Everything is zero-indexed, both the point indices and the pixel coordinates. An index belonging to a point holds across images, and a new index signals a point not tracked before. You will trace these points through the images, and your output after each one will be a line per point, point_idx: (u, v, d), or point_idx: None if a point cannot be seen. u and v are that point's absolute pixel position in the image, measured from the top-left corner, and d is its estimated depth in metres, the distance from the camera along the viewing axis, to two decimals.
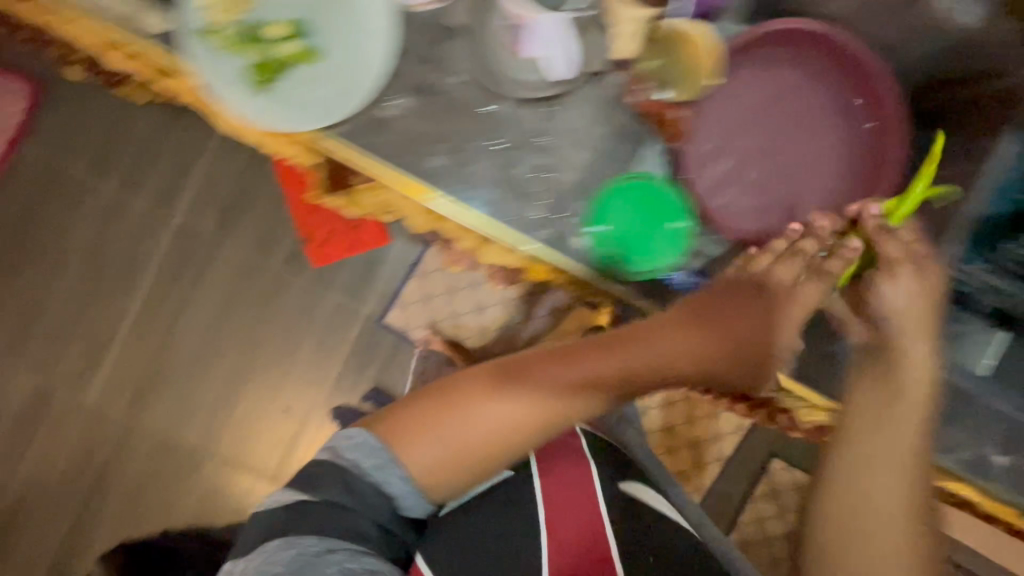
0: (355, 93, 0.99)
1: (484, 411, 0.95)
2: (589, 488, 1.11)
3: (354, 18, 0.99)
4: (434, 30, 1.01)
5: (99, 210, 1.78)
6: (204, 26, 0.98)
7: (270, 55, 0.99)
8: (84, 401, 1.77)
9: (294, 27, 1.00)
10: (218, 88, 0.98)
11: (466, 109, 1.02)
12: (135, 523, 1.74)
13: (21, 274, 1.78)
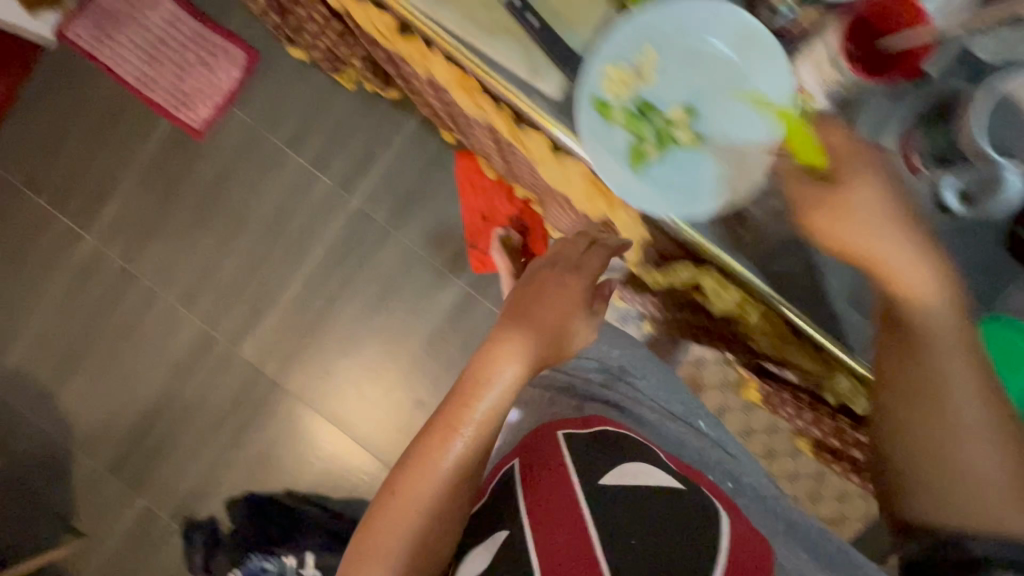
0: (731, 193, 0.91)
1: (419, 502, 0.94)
2: (567, 481, 0.98)
3: (757, 112, 0.88)
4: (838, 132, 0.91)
5: (287, 181, 1.98)
6: (600, 95, 0.90)
7: (659, 136, 0.91)
8: (243, 353, 2.06)
9: (687, 112, 0.92)
10: (596, 161, 0.91)
11: None
12: (265, 477, 2.08)
13: (207, 225, 2.01)
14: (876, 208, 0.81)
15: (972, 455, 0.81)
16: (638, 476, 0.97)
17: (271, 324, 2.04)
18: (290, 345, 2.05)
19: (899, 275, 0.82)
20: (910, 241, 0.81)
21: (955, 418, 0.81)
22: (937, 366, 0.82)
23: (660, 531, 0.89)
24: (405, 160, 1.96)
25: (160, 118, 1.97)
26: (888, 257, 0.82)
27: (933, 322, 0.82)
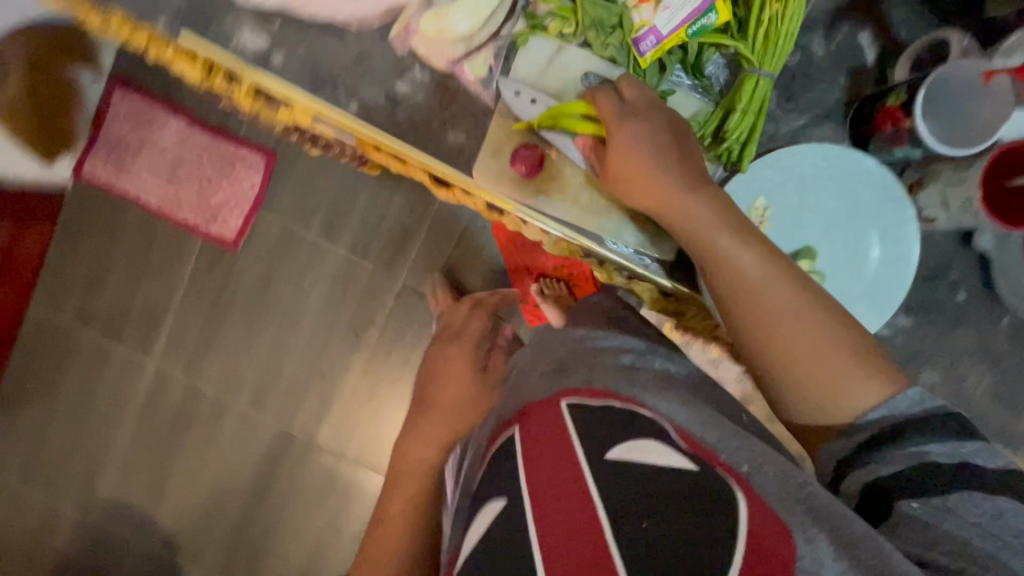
0: None
1: (401, 489, 0.94)
2: (570, 453, 0.58)
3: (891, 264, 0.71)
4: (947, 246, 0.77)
5: (331, 274, 1.93)
6: None
7: None
8: (317, 439, 1.99)
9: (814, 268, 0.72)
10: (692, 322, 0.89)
11: (963, 322, 0.77)
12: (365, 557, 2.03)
13: (258, 331, 1.95)
14: (662, 169, 0.64)
15: (833, 379, 0.60)
16: (650, 455, 0.57)
17: (328, 417, 1.98)
18: (358, 424, 1.98)
19: (733, 261, 0.63)
20: (714, 211, 0.64)
21: (810, 354, 0.61)
22: (790, 327, 0.61)
23: (676, 503, 0.53)
24: (437, 238, 1.91)
25: (192, 237, 1.91)
26: (719, 245, 0.63)
27: (777, 298, 0.62)
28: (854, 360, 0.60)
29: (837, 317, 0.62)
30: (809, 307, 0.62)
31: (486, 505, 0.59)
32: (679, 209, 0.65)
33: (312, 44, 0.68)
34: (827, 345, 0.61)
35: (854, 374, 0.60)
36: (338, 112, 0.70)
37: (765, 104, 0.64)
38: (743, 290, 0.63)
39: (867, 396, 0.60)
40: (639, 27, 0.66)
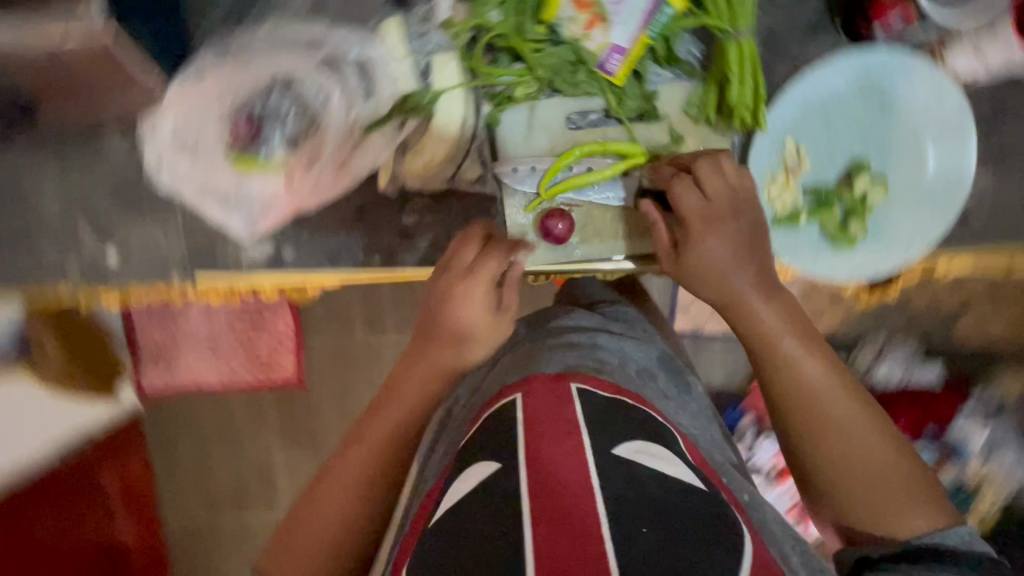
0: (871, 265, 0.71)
1: (335, 474, 0.59)
2: (574, 453, 0.46)
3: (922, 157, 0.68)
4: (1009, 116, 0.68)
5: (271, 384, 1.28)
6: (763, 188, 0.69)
7: (845, 214, 0.69)
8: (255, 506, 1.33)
9: (858, 184, 0.68)
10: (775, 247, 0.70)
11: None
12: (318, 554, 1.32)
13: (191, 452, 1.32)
14: (715, 259, 0.57)
15: (884, 489, 0.53)
16: (658, 460, 0.48)
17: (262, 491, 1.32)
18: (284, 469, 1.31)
19: (793, 364, 0.56)
20: (778, 317, 0.57)
21: (870, 462, 0.54)
22: (858, 436, 0.54)
23: (687, 523, 0.43)
24: None
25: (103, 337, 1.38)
26: (783, 348, 0.56)
27: (839, 410, 0.55)
28: (914, 487, 0.54)
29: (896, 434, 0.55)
30: (874, 421, 0.55)
31: (473, 466, 0.49)
32: (736, 300, 0.57)
33: (303, 224, 0.71)
34: (886, 464, 0.54)
35: (903, 503, 0.53)
36: (361, 270, 0.72)
37: (754, 62, 0.61)
38: (803, 389, 0.55)
39: (913, 524, 0.53)
40: (600, 51, 0.63)
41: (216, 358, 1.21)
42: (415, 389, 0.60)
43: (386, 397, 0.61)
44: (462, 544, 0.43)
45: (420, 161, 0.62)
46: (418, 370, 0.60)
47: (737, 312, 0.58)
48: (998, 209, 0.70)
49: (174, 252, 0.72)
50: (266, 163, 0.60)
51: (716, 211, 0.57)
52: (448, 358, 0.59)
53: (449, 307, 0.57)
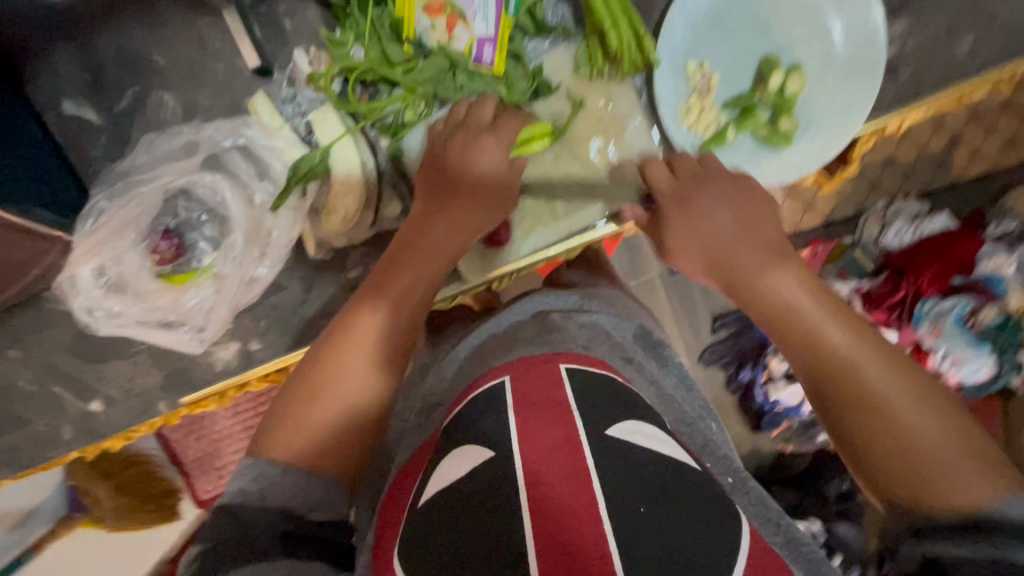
0: (814, 151, 0.67)
1: (348, 340, 0.51)
2: (570, 436, 0.44)
3: (820, 31, 0.65)
4: None
5: None
6: (681, 115, 0.66)
7: (773, 108, 0.67)
8: None
9: (775, 74, 0.65)
10: None
11: (956, 49, 0.67)
12: None
13: None
14: (716, 231, 0.52)
15: (935, 464, 0.38)
16: (653, 441, 0.46)
17: None
18: None
19: (817, 336, 0.45)
20: (797, 282, 0.48)
21: (920, 436, 0.39)
22: (907, 410, 0.40)
23: (699, 497, 0.43)
24: None
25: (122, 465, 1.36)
26: (800, 311, 0.47)
27: (880, 380, 0.42)
28: (980, 462, 0.38)
29: (952, 407, 0.40)
30: (925, 389, 0.41)
31: (456, 451, 0.46)
32: (745, 283, 0.50)
33: (259, 313, 0.71)
34: (936, 442, 0.39)
35: (979, 482, 0.37)
36: None
37: (622, 2, 0.59)
38: (831, 362, 0.43)
39: (973, 497, 0.36)
40: (469, 48, 0.61)
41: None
42: (444, 236, 0.56)
43: (408, 241, 0.55)
44: (441, 528, 0.41)
45: (336, 220, 0.60)
46: (454, 202, 0.57)
47: (744, 291, 0.50)
48: (928, 51, 0.67)
49: (150, 383, 0.73)
50: (198, 271, 0.60)
51: (704, 175, 0.55)
52: (485, 198, 0.58)
53: (461, 154, 0.57)
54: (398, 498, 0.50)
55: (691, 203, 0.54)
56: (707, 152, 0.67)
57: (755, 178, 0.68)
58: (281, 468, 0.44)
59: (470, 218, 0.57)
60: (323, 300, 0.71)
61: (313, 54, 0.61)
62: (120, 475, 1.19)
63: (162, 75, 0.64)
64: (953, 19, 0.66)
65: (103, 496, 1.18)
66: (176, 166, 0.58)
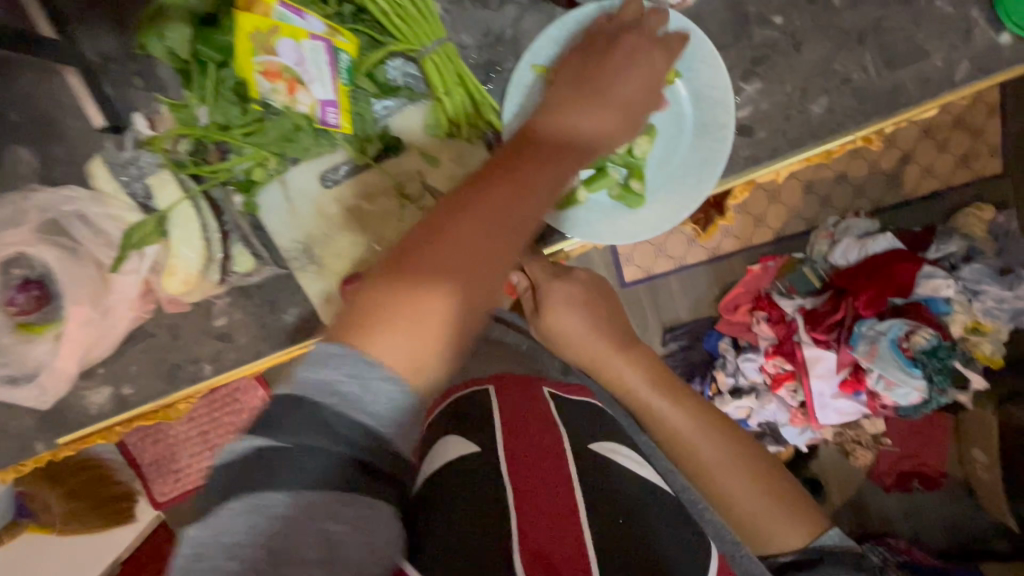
0: (674, 207, 0.67)
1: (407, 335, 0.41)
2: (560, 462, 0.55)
3: (669, 92, 0.66)
4: (748, 33, 0.66)
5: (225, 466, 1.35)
6: None
7: (623, 166, 0.67)
8: None
9: (626, 131, 0.66)
10: (578, 229, 0.69)
11: (805, 109, 0.68)
12: None
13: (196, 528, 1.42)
14: (580, 335, 0.68)
15: (755, 514, 0.64)
16: (627, 458, 0.60)
17: None
18: None
19: (660, 414, 0.67)
20: (639, 375, 0.68)
21: (742, 500, 0.64)
22: (727, 475, 0.65)
23: (654, 517, 0.55)
24: None
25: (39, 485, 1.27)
26: (654, 407, 0.67)
27: (708, 449, 0.66)
28: (779, 505, 0.64)
29: (759, 471, 0.65)
30: (733, 458, 0.65)
31: (454, 440, 0.57)
32: (608, 366, 0.68)
33: (128, 359, 0.73)
34: (756, 504, 0.64)
35: (784, 527, 0.63)
36: (201, 382, 0.74)
37: (456, 67, 0.61)
38: (674, 437, 0.67)
39: (785, 538, 0.63)
40: (312, 111, 0.60)
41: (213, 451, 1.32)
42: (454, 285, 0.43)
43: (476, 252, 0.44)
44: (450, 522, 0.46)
45: (177, 281, 0.62)
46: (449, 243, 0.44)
47: (608, 374, 0.69)
48: (779, 113, 0.68)
49: (25, 424, 0.75)
50: (48, 325, 0.63)
51: (565, 275, 0.70)
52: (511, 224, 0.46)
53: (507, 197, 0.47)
54: None
55: (554, 287, 0.68)
56: (565, 208, 0.68)
57: (613, 234, 0.68)
58: (386, 375, 0.38)
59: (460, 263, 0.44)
60: (195, 348, 0.73)
61: (157, 117, 0.64)
62: (69, 481, 1.24)
63: (12, 131, 0.64)
64: (803, 84, 0.67)
65: (53, 500, 1.24)
66: (15, 232, 0.60)
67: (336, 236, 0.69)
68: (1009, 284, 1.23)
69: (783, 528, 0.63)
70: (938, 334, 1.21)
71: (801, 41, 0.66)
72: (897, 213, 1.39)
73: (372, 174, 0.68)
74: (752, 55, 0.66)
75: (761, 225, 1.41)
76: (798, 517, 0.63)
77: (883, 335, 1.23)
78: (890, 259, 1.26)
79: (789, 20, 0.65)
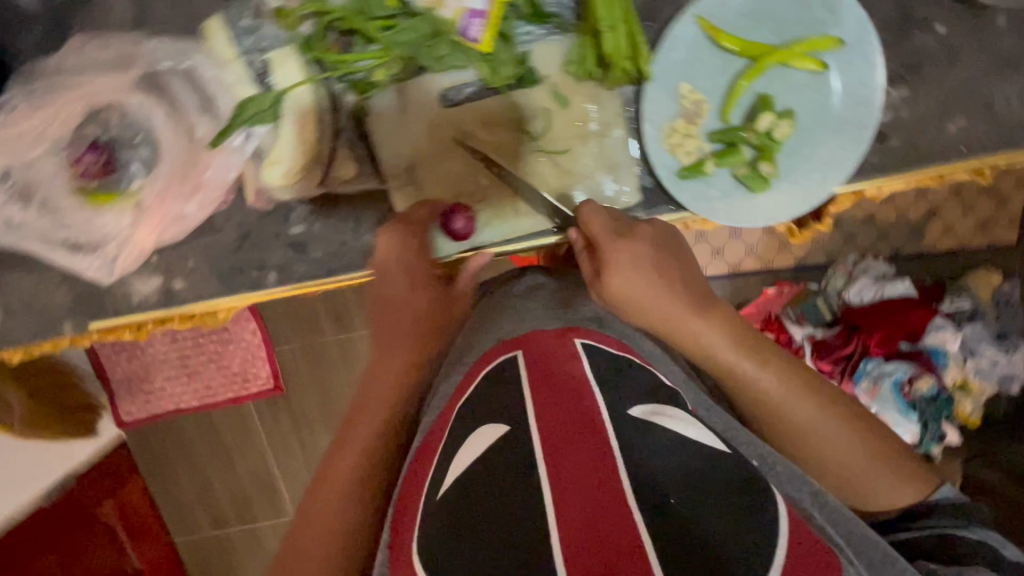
0: (793, 201, 0.66)
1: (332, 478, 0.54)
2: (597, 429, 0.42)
3: (819, 79, 0.63)
4: (908, 36, 0.64)
5: (202, 393, 1.32)
6: (666, 136, 0.64)
7: (754, 147, 0.65)
8: (219, 485, 1.40)
9: (767, 111, 0.63)
10: (694, 205, 0.66)
11: (942, 127, 0.66)
12: (226, 458, 1.38)
13: (174, 447, 1.38)
14: (659, 299, 0.56)
15: (867, 480, 0.53)
16: (679, 423, 0.46)
17: (226, 477, 1.40)
18: (253, 456, 1.38)
19: (753, 380, 0.54)
20: (723, 335, 0.55)
21: (853, 462, 0.54)
22: (834, 433, 0.53)
23: (721, 489, 0.41)
24: None
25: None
26: (738, 368, 0.55)
27: (807, 413, 0.54)
28: (892, 469, 0.53)
29: (866, 422, 0.55)
30: (845, 423, 0.54)
31: (481, 429, 0.45)
32: (686, 329, 0.56)
33: (187, 252, 0.67)
34: (866, 465, 0.53)
35: (899, 489, 0.53)
36: (260, 291, 0.68)
37: (625, 5, 0.55)
38: (769, 404, 0.54)
39: (900, 501, 0.53)
40: (456, 17, 0.58)
41: (189, 380, 1.30)
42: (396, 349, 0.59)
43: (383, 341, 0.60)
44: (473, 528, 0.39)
45: (279, 171, 0.57)
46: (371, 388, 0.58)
47: (686, 336, 0.56)
48: (916, 125, 0.66)
49: (56, 301, 0.68)
50: (121, 194, 0.56)
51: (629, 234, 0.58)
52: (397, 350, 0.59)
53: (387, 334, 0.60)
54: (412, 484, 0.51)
55: (619, 250, 0.56)
56: (686, 181, 0.65)
57: (727, 216, 0.66)
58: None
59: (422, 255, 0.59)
60: (258, 252, 0.67)
61: None
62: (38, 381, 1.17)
63: None
64: (945, 101, 0.65)
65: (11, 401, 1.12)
66: (112, 77, 0.54)
67: (441, 162, 0.64)
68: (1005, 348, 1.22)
69: (890, 487, 0.53)
70: (939, 384, 1.21)
71: (957, 55, 0.64)
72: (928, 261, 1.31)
73: (499, 102, 0.63)
74: (905, 60, 0.65)
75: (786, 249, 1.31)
76: (909, 474, 0.54)
77: (886, 374, 1.22)
78: (903, 305, 1.24)
79: (951, 31, 0.63)
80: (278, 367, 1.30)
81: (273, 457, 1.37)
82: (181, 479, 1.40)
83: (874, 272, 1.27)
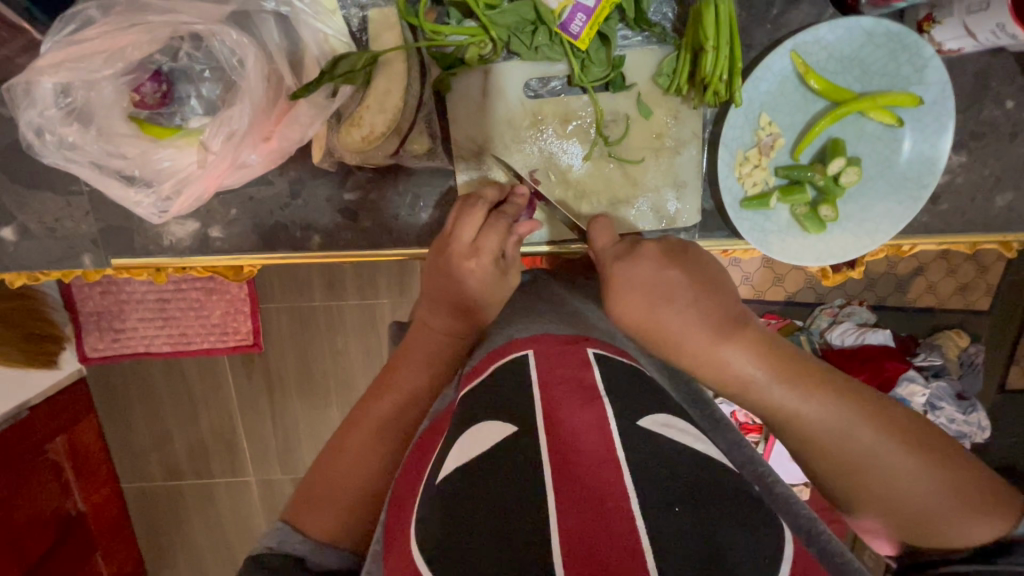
0: (853, 244, 0.67)
1: (354, 442, 0.53)
2: (604, 435, 0.39)
3: (890, 135, 0.65)
4: (977, 105, 0.66)
5: (177, 344, 1.23)
6: (736, 162, 0.64)
7: (819, 186, 0.65)
8: (188, 438, 1.36)
9: (840, 155, 0.64)
10: (754, 236, 0.66)
11: (992, 199, 0.69)
12: (197, 412, 1.34)
13: (145, 393, 1.33)
14: (672, 318, 0.50)
15: (933, 509, 0.44)
16: (684, 434, 0.42)
17: (195, 430, 1.35)
18: (226, 412, 1.34)
19: (790, 408, 0.47)
20: (749, 359, 0.49)
21: (911, 493, 0.45)
22: (891, 462, 0.45)
23: (722, 495, 0.37)
24: None
25: None
26: (773, 393, 0.48)
27: (862, 438, 0.46)
28: (963, 493, 0.44)
29: (935, 445, 0.46)
30: (908, 448, 0.45)
31: (479, 426, 0.42)
32: (706, 355, 0.50)
33: (230, 200, 0.64)
34: (933, 493, 0.44)
35: (974, 518, 0.44)
36: (301, 253, 0.65)
37: (732, 26, 0.55)
38: (805, 431, 0.47)
39: (978, 535, 0.44)
40: (562, 9, 0.56)
41: (166, 326, 1.20)
42: (436, 323, 0.57)
43: (414, 333, 0.57)
44: (470, 519, 0.36)
45: (358, 135, 0.54)
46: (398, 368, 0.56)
47: (706, 364, 0.50)
48: (968, 194, 0.69)
49: (81, 230, 0.64)
50: (180, 131, 0.53)
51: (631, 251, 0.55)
52: (432, 333, 0.56)
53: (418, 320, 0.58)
54: (411, 467, 0.47)
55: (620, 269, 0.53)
56: (750, 214, 0.66)
57: (784, 251, 0.67)
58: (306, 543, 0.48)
59: (487, 244, 0.55)
60: (304, 212, 0.64)
61: None
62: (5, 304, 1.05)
63: None
64: (999, 174, 0.68)
65: None
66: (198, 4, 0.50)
67: (512, 153, 0.62)
68: (964, 409, 1.25)
69: (960, 524, 0.44)
70: None
71: (1019, 132, 0.66)
72: (914, 318, 1.33)
73: (583, 101, 0.62)
74: (971, 128, 0.67)
75: (779, 283, 1.33)
76: (990, 508, 0.44)
77: None
78: (882, 355, 1.23)
79: (1019, 108, 0.65)
80: (260, 323, 1.23)
81: (242, 415, 1.33)
82: (143, 426, 1.35)
83: (859, 319, 1.29)
